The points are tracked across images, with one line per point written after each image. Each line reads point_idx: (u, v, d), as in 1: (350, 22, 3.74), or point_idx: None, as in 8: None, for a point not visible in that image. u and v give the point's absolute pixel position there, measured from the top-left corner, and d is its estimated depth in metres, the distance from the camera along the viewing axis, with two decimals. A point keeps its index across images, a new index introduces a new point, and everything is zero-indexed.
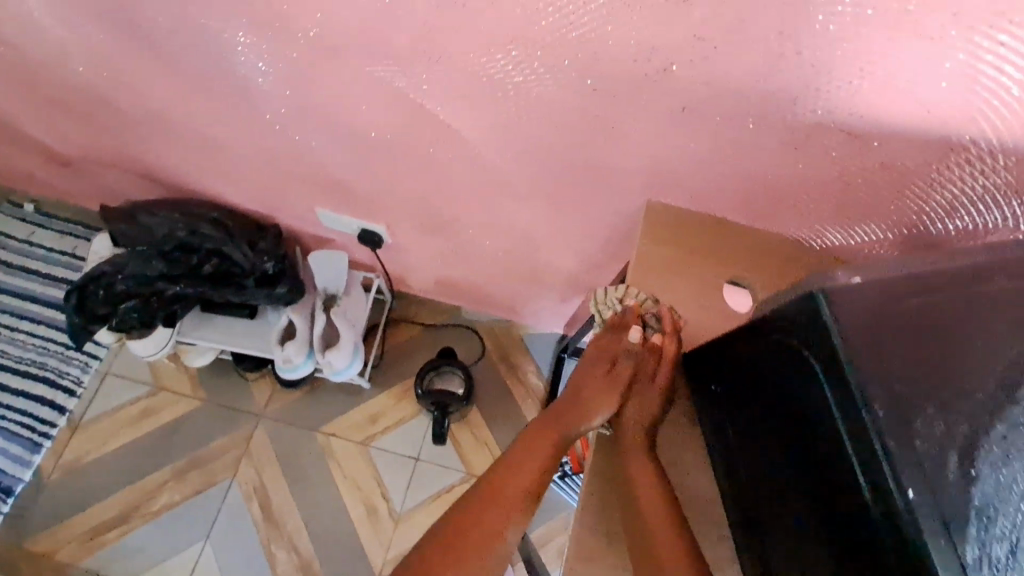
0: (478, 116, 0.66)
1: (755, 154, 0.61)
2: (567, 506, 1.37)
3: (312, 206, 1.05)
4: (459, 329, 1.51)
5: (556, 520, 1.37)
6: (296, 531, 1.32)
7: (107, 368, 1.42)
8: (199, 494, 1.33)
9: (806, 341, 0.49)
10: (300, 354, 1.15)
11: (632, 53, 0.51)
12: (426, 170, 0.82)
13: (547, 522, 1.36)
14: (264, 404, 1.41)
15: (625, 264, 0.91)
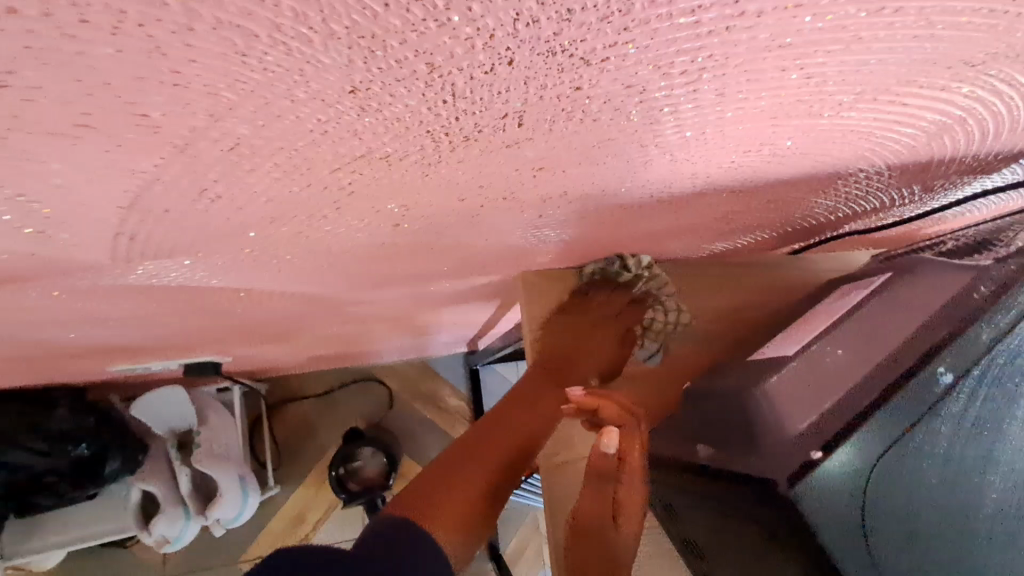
0: (273, 276, 0.48)
1: (631, 223, 0.49)
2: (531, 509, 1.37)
3: (100, 368, 0.79)
4: (355, 385, 1.34)
5: (525, 526, 1.38)
6: None
7: None
8: None
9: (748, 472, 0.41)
10: (175, 526, 0.94)
11: (453, 196, 0.35)
12: (237, 315, 0.62)
13: (517, 533, 1.37)
14: (162, 562, 1.19)
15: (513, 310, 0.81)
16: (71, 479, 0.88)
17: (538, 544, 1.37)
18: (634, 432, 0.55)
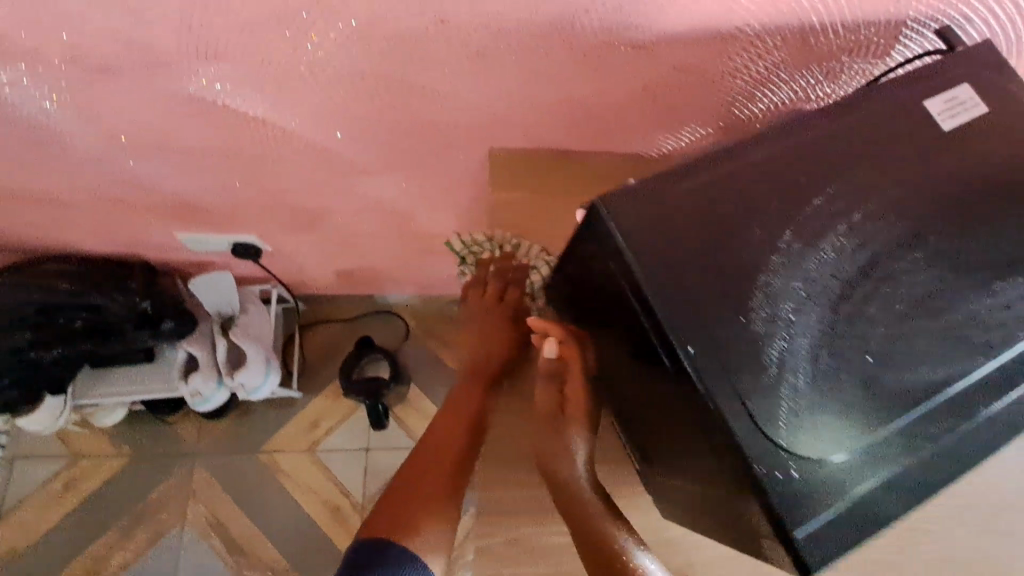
0: (286, 105, 0.65)
1: (561, 82, 0.62)
2: None
3: (169, 230, 1.00)
4: (375, 316, 1.49)
5: None
6: (264, 552, 1.33)
7: (13, 452, 1.35)
8: (153, 546, 1.32)
9: (604, 253, 0.46)
10: (209, 382, 1.14)
11: (406, 9, 0.52)
12: (268, 171, 0.80)
13: None
14: (195, 441, 1.38)
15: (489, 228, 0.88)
16: (136, 328, 1.10)
17: None
18: (569, 342, 0.65)
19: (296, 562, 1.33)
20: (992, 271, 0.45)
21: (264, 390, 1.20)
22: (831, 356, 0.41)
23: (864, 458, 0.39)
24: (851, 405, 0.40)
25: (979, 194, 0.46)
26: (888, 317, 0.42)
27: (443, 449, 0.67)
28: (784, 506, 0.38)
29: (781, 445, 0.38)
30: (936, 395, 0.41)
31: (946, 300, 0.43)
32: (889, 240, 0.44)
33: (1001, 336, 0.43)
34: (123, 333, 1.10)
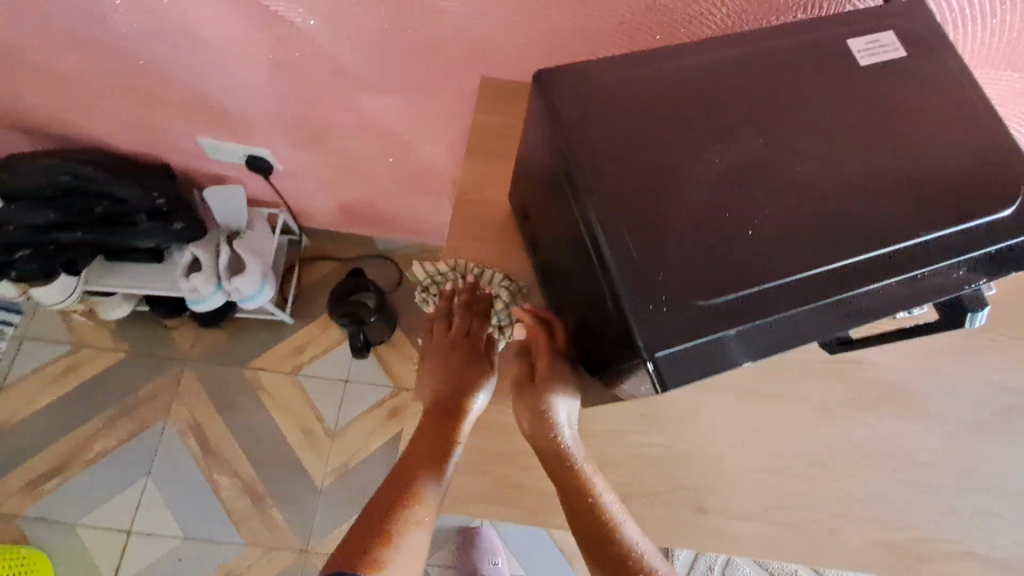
0: (303, 4, 0.75)
1: (540, 9, 0.70)
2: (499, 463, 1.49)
3: (194, 131, 1.12)
4: (372, 257, 1.57)
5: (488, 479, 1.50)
6: (236, 458, 1.42)
7: (22, 333, 1.46)
8: (136, 436, 1.42)
9: (541, 118, 0.56)
10: (208, 285, 1.23)
11: None
12: (285, 74, 0.91)
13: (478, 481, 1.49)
14: (189, 347, 1.48)
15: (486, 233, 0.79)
16: (149, 221, 1.20)
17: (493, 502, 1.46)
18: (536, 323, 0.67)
19: (264, 471, 1.42)
20: (878, 183, 0.51)
21: (257, 300, 1.29)
22: (716, 224, 0.49)
23: (729, 304, 0.46)
24: (709, 251, 0.48)
25: (869, 124, 0.54)
26: (773, 204, 0.50)
27: (411, 477, 0.65)
28: (649, 326, 0.46)
29: (655, 281, 0.47)
30: (807, 269, 0.47)
31: (828, 198, 0.50)
32: (786, 147, 0.52)
33: (879, 233, 0.49)
34: (137, 224, 1.20)
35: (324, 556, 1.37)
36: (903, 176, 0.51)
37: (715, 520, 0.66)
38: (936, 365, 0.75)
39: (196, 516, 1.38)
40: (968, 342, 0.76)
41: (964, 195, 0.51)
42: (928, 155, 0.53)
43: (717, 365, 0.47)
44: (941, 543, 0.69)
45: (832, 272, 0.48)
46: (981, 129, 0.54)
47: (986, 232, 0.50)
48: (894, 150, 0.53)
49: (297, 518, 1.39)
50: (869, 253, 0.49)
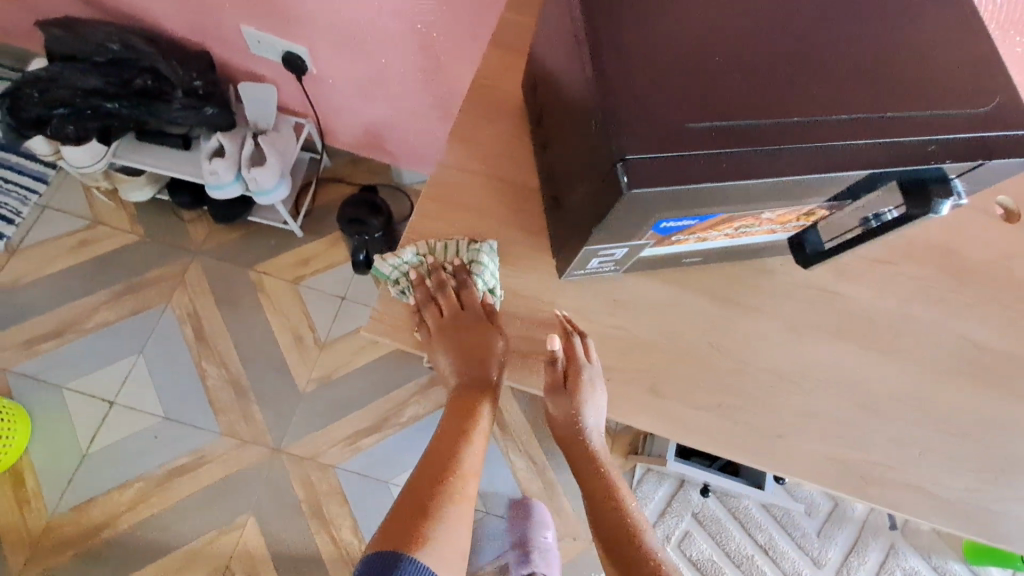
0: None
1: None
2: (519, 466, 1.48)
3: (240, 19, 1.19)
4: (388, 187, 1.61)
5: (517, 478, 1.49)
6: (226, 352, 1.46)
7: (46, 203, 1.53)
8: (135, 315, 1.47)
9: None
10: (228, 171, 1.28)
11: None
12: None
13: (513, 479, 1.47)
14: (201, 241, 1.53)
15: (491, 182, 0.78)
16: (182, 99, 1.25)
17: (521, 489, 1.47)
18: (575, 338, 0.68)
19: (250, 369, 1.45)
20: (859, 67, 0.55)
21: (272, 196, 1.34)
22: (700, 74, 0.53)
23: (695, 133, 0.51)
24: (690, 81, 0.53)
25: (862, 24, 0.57)
26: (754, 65, 0.54)
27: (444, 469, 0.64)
28: (621, 139, 0.50)
29: (632, 104, 0.51)
30: (772, 118, 0.52)
31: (809, 70, 0.54)
32: (781, 27, 0.57)
33: (848, 103, 0.53)
34: (170, 99, 1.25)
35: (294, 457, 1.40)
36: (882, 64, 0.56)
37: (666, 404, 0.70)
38: (906, 309, 0.77)
39: (178, 400, 1.42)
40: (939, 293, 0.79)
41: (933, 91, 0.55)
42: (915, 57, 0.56)
43: (682, 182, 0.50)
44: (887, 469, 0.71)
45: (802, 124, 0.52)
46: (965, 46, 0.58)
47: (953, 124, 0.54)
48: (881, 45, 0.57)
49: (275, 418, 1.43)
50: (835, 115, 0.53)
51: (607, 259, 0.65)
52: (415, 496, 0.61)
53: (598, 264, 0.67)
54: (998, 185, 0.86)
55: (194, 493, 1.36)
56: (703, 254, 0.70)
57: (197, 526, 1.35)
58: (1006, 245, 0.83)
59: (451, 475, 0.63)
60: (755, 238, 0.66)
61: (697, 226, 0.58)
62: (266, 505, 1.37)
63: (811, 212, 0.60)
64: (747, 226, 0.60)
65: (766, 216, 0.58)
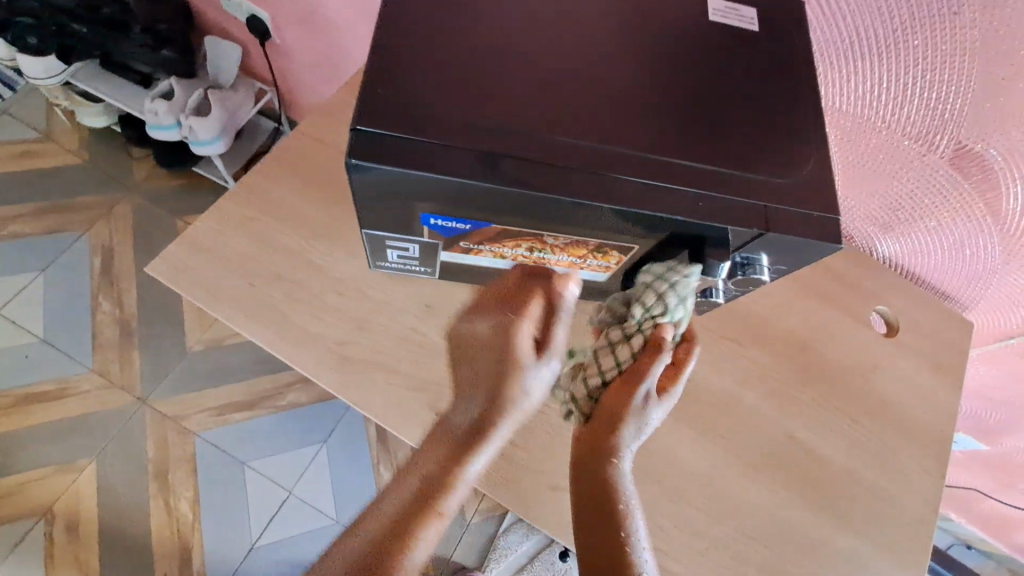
0: None
1: None
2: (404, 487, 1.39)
3: None
4: None
5: None
6: (127, 291, 1.44)
7: (6, 108, 1.55)
8: (52, 234, 1.46)
9: None
10: (168, 114, 1.31)
11: None
12: None
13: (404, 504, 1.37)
14: (140, 180, 1.54)
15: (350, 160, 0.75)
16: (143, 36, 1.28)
17: None
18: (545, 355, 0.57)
19: (145, 314, 1.43)
20: (661, 107, 0.53)
21: (205, 149, 1.34)
22: (492, 74, 0.51)
23: (452, 124, 0.49)
24: (469, 75, 0.51)
25: (692, 73, 0.55)
26: (554, 79, 0.52)
27: (400, 543, 0.49)
28: (370, 106, 0.48)
29: (401, 80, 0.49)
30: (534, 127, 0.50)
31: (611, 98, 0.52)
32: (600, 50, 0.54)
33: (621, 133, 0.51)
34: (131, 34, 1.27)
35: (157, 413, 1.35)
36: (694, 115, 0.53)
37: (442, 424, 0.65)
38: (738, 393, 0.75)
39: (63, 326, 1.39)
40: (775, 385, 0.75)
41: (738, 153, 0.53)
42: (735, 119, 0.54)
43: (412, 164, 0.47)
44: (655, 549, 0.67)
45: (562, 142, 0.50)
46: (791, 119, 0.55)
47: (743, 190, 0.51)
48: (703, 98, 0.54)
49: (151, 369, 1.38)
50: (602, 143, 0.50)
51: (406, 254, 0.62)
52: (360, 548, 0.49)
53: (398, 259, 0.64)
54: (877, 294, 0.82)
55: (43, 423, 1.31)
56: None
57: (34, 458, 1.29)
58: (862, 353, 0.79)
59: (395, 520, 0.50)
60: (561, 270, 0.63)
61: (476, 234, 0.56)
62: (111, 454, 1.31)
63: (606, 251, 0.56)
64: (539, 250, 0.58)
65: (548, 241, 0.56)
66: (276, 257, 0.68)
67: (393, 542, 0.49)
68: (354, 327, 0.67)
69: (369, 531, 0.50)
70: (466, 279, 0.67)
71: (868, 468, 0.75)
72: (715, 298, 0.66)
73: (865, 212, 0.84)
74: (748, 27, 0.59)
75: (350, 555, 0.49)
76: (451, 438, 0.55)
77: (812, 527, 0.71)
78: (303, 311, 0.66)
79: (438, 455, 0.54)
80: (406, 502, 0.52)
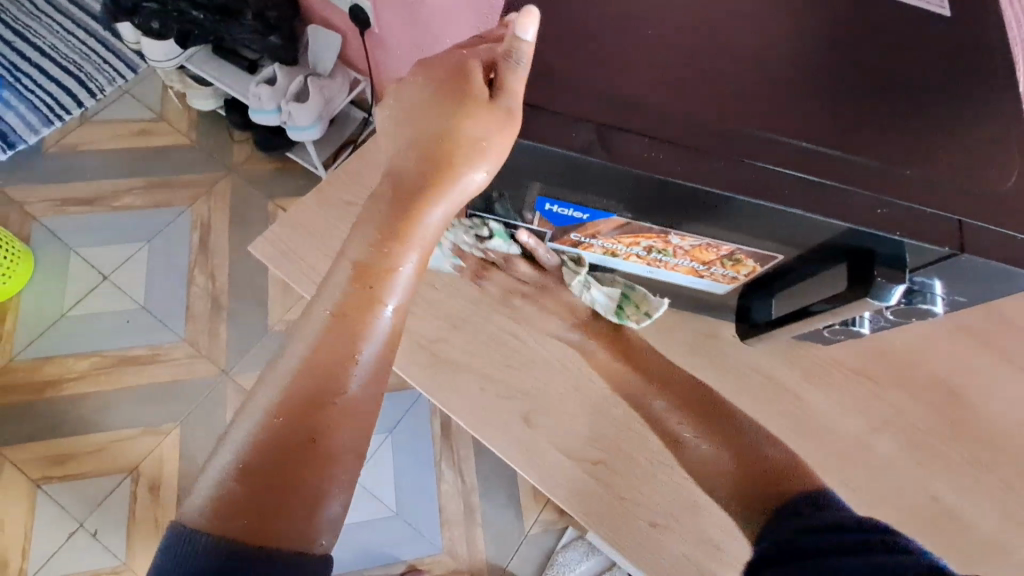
0: None
1: None
2: (464, 488, 1.36)
3: None
4: None
5: (471, 508, 1.35)
6: (219, 267, 1.50)
7: (127, 88, 1.66)
8: (158, 208, 1.55)
9: None
10: (271, 99, 1.35)
11: None
12: None
13: (464, 505, 1.35)
14: (239, 162, 1.60)
15: None
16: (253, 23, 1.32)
17: (450, 511, 1.34)
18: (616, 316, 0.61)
19: (233, 291, 1.48)
20: (833, 104, 0.46)
21: (302, 134, 1.38)
22: (641, 54, 0.46)
23: (594, 112, 0.44)
24: (615, 59, 0.46)
25: (871, 65, 0.47)
26: (709, 65, 0.46)
27: (324, 402, 0.44)
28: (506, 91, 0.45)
29: (538, 65, 0.45)
30: (685, 121, 0.45)
31: (776, 86, 0.46)
32: (760, 38, 0.47)
33: (784, 135, 0.45)
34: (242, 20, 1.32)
35: (236, 387, 1.39)
36: (874, 114, 0.46)
37: (536, 437, 0.60)
38: (868, 439, 0.66)
39: (160, 295, 1.47)
40: (911, 430, 0.66)
41: (927, 155, 0.45)
42: (924, 118, 0.46)
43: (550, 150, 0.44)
44: None
45: (715, 140, 0.44)
46: (987, 127, 0.46)
47: (928, 200, 0.44)
48: (885, 92, 0.46)
49: (234, 344, 1.43)
50: (765, 144, 0.44)
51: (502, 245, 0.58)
52: (288, 406, 0.43)
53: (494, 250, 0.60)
54: None
55: (137, 385, 1.39)
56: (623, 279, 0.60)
57: (126, 417, 1.37)
58: None
59: (327, 382, 0.44)
60: (676, 274, 0.57)
61: (592, 227, 0.51)
62: (193, 421, 1.37)
63: (737, 257, 0.52)
64: (657, 250, 0.53)
65: (674, 240, 0.51)
66: None
67: (322, 403, 0.44)
68: (448, 324, 0.64)
69: (282, 376, 0.44)
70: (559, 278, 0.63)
71: None
72: (859, 327, 0.58)
73: None
74: (938, 11, 0.50)
75: (268, 404, 0.43)
76: (353, 265, 0.46)
77: None
78: None
79: (343, 286, 0.45)
80: (330, 346, 0.45)
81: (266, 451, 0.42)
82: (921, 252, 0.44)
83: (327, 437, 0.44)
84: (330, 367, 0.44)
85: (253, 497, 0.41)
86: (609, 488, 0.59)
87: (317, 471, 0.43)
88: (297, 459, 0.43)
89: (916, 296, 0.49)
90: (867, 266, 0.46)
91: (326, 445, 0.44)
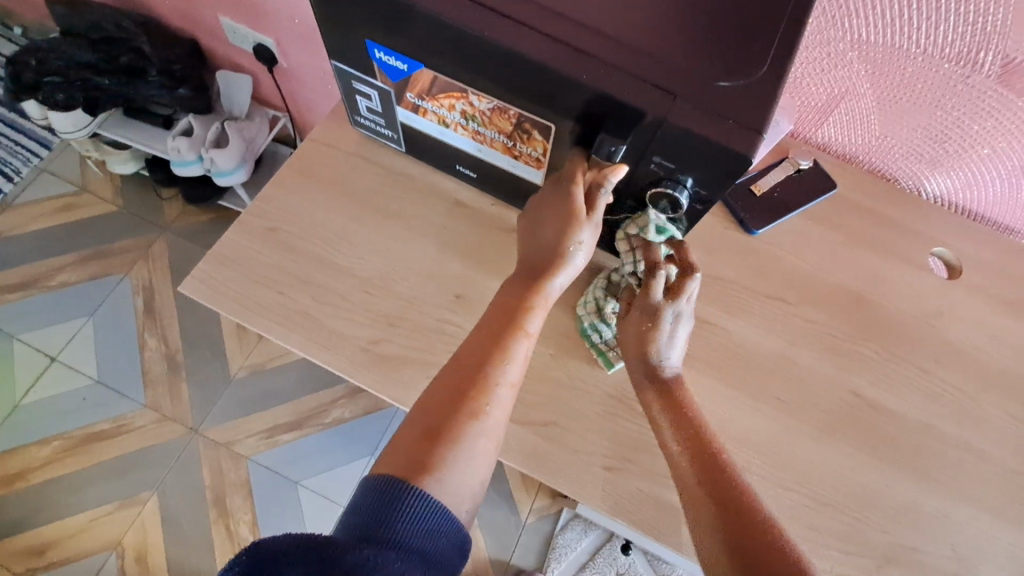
0: None
1: None
2: None
3: (216, 13, 1.26)
4: None
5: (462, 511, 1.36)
6: (169, 324, 1.48)
7: (44, 166, 1.63)
8: (97, 279, 1.52)
9: None
10: (191, 150, 1.35)
11: None
12: None
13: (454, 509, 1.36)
14: (171, 218, 1.58)
15: (363, 158, 0.73)
16: (159, 78, 1.33)
17: None
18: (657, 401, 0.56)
19: (188, 346, 1.47)
20: (687, 28, 0.50)
21: (230, 178, 1.40)
22: (511, 15, 0.50)
23: None
24: (476, 18, 0.50)
25: None
26: (542, 30, 0.49)
27: (501, 337, 0.50)
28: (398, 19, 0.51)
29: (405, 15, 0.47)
30: (551, 57, 0.49)
31: (603, 35, 0.49)
32: None
33: (646, 58, 0.49)
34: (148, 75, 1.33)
35: (209, 441, 1.38)
36: (726, 31, 0.50)
37: None
38: (791, 354, 0.71)
39: (114, 366, 1.44)
40: (828, 340, 0.72)
41: (745, 69, 0.49)
42: (743, 41, 0.49)
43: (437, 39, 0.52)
44: None
45: (581, 67, 0.49)
46: None
47: (751, 118, 0.47)
48: (704, 23, 0.50)
49: (199, 398, 1.42)
50: (629, 67, 0.49)
51: (371, 105, 0.66)
52: (476, 337, 0.51)
53: (367, 112, 0.68)
54: (932, 236, 0.77)
55: (107, 461, 1.36)
56: (471, 164, 0.68)
57: (101, 495, 1.34)
58: (923, 299, 0.74)
59: (508, 315, 0.52)
60: (497, 155, 0.63)
61: (415, 80, 0.58)
62: (169, 484, 1.35)
63: (525, 127, 0.57)
64: (470, 116, 0.59)
65: (474, 102, 0.57)
66: (300, 263, 0.68)
67: (501, 339, 0.50)
68: (385, 325, 0.66)
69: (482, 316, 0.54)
70: (424, 154, 0.71)
71: (946, 419, 0.69)
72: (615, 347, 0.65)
73: (909, 149, 0.79)
74: None
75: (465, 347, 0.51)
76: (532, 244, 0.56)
77: (889, 489, 0.66)
78: (334, 314, 0.66)
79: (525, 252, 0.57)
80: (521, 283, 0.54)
81: (461, 354, 0.51)
82: (684, 137, 0.48)
83: (483, 411, 0.47)
84: (516, 297, 0.53)
85: (443, 416, 0.47)
86: (562, 444, 0.63)
87: (487, 388, 0.48)
88: (475, 369, 0.49)
89: (664, 184, 0.53)
90: (598, 137, 0.53)
91: (496, 389, 0.48)
